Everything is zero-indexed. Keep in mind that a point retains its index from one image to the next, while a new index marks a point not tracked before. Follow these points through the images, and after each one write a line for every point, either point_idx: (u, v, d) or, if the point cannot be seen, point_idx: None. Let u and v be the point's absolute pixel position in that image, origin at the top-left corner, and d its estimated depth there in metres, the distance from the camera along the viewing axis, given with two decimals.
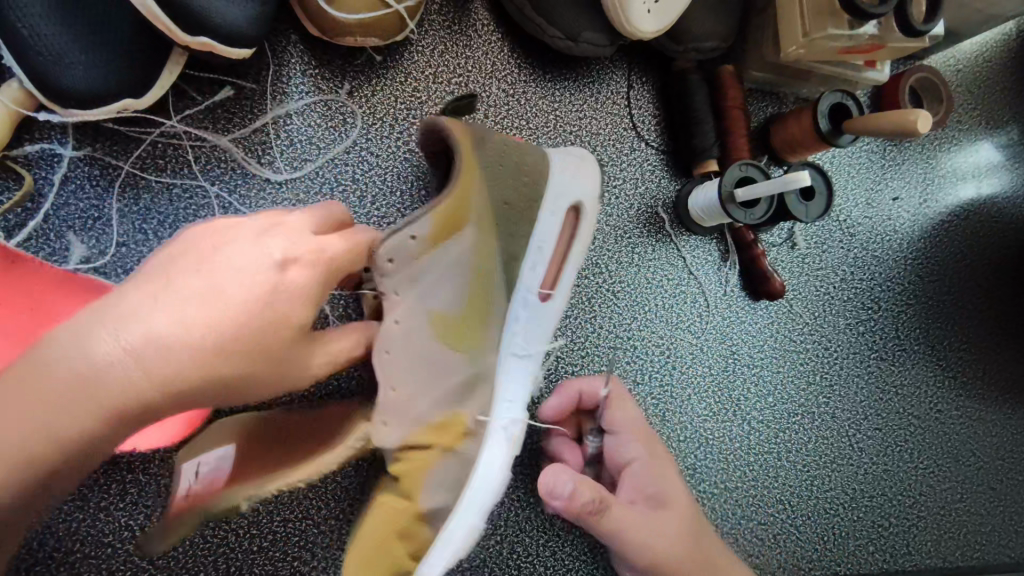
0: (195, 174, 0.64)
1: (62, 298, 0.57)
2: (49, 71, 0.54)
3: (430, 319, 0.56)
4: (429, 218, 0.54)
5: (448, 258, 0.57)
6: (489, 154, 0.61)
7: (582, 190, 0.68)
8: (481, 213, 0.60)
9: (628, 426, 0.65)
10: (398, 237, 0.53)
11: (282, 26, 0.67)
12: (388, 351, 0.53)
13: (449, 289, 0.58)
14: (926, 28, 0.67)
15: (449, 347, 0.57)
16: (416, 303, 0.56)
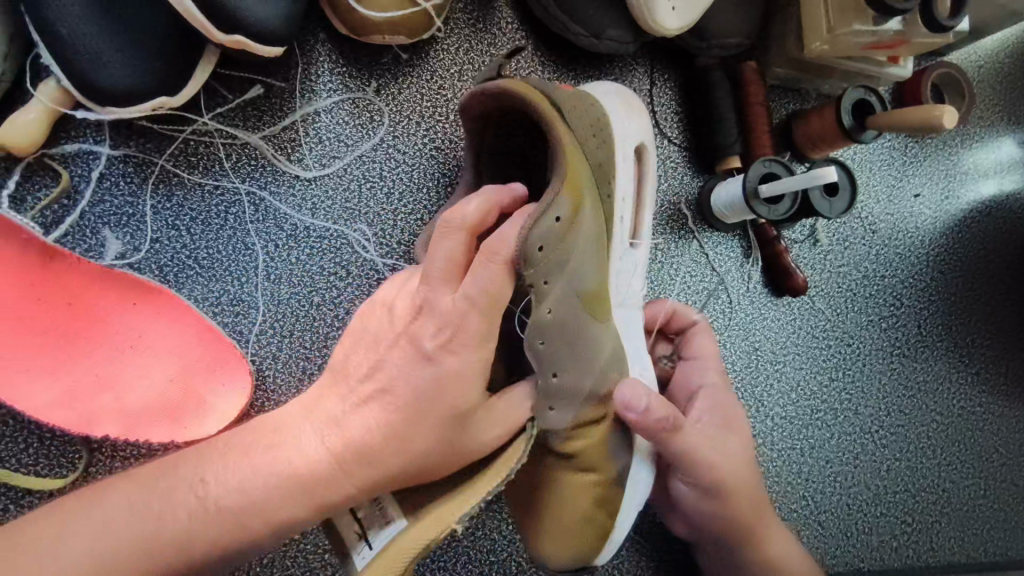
0: (226, 171, 0.65)
1: (99, 292, 0.60)
2: (89, 70, 0.55)
3: (580, 300, 0.55)
4: (564, 197, 0.51)
5: (581, 229, 0.55)
6: (569, 114, 0.57)
7: (637, 132, 0.68)
8: (588, 181, 0.57)
9: (713, 356, 0.69)
10: (540, 224, 0.49)
11: (310, 26, 0.68)
12: (541, 342, 0.52)
13: (587, 263, 0.56)
14: (952, 23, 0.67)
15: (593, 322, 0.56)
16: (560, 280, 0.53)
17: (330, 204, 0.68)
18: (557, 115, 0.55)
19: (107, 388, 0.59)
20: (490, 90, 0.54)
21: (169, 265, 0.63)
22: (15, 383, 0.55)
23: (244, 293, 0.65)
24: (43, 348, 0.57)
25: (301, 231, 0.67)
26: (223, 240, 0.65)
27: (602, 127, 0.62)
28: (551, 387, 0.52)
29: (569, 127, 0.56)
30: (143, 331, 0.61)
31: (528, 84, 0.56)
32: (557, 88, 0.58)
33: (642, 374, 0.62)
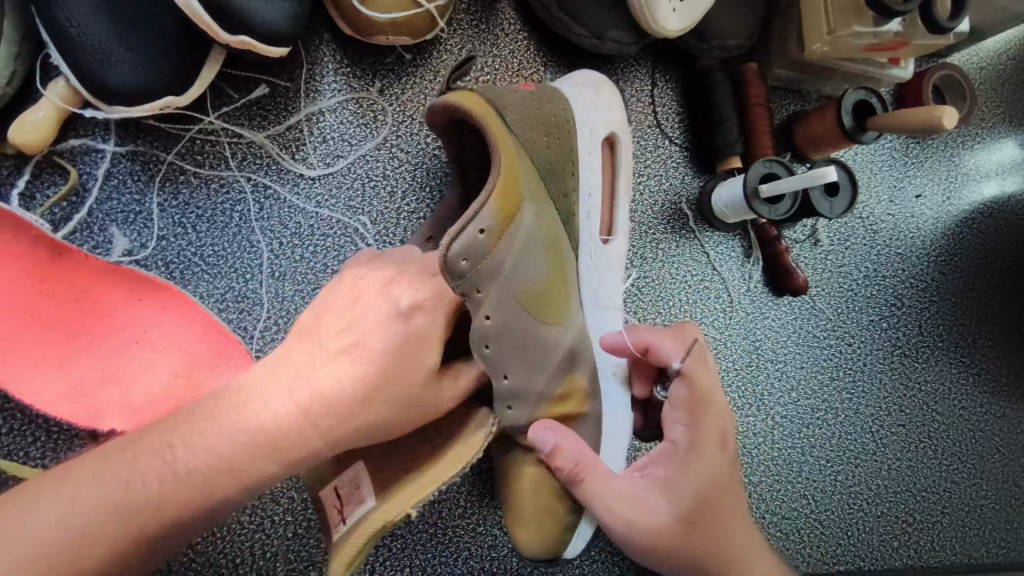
0: (232, 170, 0.66)
1: (106, 288, 0.61)
2: (97, 70, 0.56)
3: (523, 302, 0.56)
4: (494, 208, 0.51)
5: (521, 233, 0.55)
6: (511, 116, 0.57)
7: (608, 121, 0.70)
8: (533, 183, 0.57)
9: (686, 406, 0.61)
10: (464, 238, 0.49)
11: (315, 26, 0.69)
12: (489, 348, 0.53)
13: (529, 268, 0.56)
14: (952, 24, 0.67)
15: (541, 323, 0.58)
16: (499, 288, 0.53)
17: (334, 202, 0.68)
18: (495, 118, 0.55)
19: (114, 381, 0.60)
20: (437, 105, 0.55)
21: (175, 262, 0.64)
22: (23, 377, 0.56)
23: (249, 290, 0.65)
24: (51, 343, 0.58)
25: (305, 229, 0.67)
26: (228, 237, 0.65)
27: (557, 123, 0.63)
28: (503, 389, 0.55)
29: (510, 126, 0.56)
30: (148, 327, 0.62)
31: (471, 93, 0.56)
32: (501, 92, 0.58)
33: (610, 370, 0.66)
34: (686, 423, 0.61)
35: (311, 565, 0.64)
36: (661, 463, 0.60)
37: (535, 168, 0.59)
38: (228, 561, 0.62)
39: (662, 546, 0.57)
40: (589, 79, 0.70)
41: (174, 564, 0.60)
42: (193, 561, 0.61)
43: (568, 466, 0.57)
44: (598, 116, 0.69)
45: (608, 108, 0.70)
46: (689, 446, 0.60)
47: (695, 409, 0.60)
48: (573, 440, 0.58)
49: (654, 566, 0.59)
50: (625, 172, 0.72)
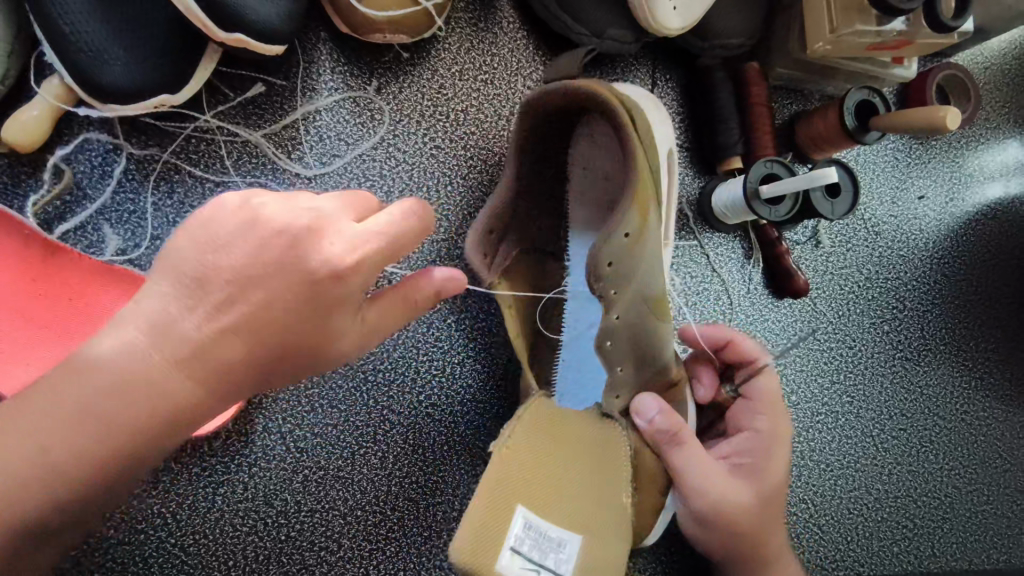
0: (227, 168, 0.66)
1: (100, 289, 0.60)
2: (91, 68, 0.56)
3: (650, 306, 0.61)
4: (635, 214, 0.56)
5: (651, 239, 0.59)
6: (640, 124, 0.60)
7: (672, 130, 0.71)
8: (654, 191, 0.61)
9: (763, 398, 0.65)
10: (611, 243, 0.55)
11: (312, 24, 0.69)
12: (610, 344, 0.59)
13: (655, 273, 0.60)
14: (955, 24, 0.66)
15: (662, 327, 0.61)
16: (630, 288, 0.58)
17: None
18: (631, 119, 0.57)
19: None
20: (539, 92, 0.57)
21: None
22: (16, 378, 0.56)
23: None
24: (44, 343, 0.58)
25: None
26: None
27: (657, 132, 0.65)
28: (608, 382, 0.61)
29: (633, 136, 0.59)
30: None
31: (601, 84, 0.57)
32: (625, 97, 0.61)
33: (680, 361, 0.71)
34: (767, 413, 0.64)
35: (304, 567, 0.63)
36: (744, 449, 0.63)
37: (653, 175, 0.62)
38: (221, 564, 0.61)
39: (738, 523, 0.60)
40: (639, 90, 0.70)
41: (165, 567, 0.60)
42: (185, 563, 0.60)
43: (671, 433, 0.59)
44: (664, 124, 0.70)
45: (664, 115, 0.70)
46: (771, 433, 0.64)
47: (771, 403, 0.65)
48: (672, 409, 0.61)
49: (720, 543, 0.62)
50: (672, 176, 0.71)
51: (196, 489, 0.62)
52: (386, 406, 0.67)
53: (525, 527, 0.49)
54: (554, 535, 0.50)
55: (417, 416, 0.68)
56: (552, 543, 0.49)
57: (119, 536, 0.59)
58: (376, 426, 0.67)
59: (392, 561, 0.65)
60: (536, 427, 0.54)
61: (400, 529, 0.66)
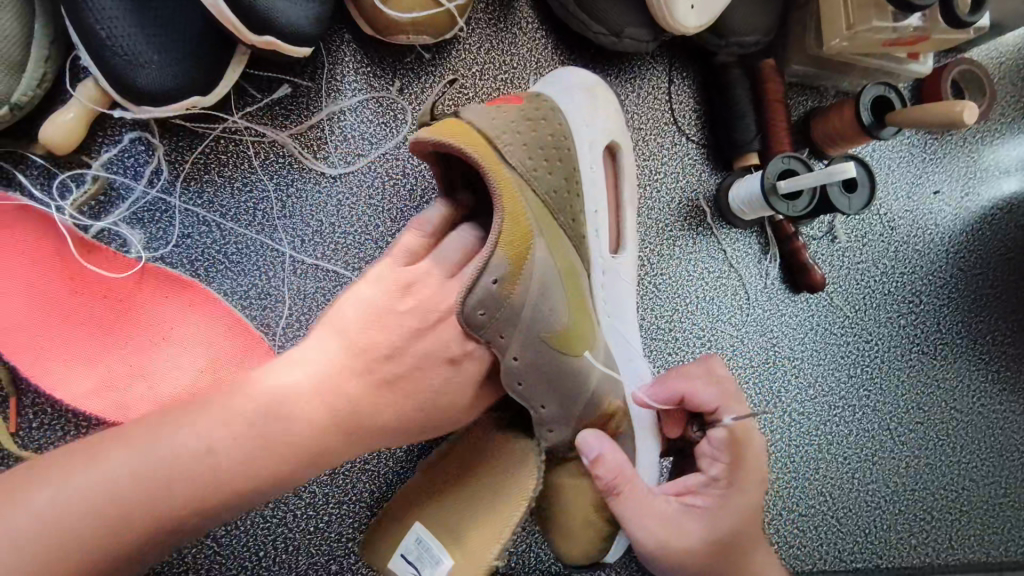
0: (255, 168, 0.67)
1: (134, 288, 0.63)
2: (126, 70, 0.57)
3: (549, 340, 0.57)
4: (502, 257, 0.52)
5: (535, 271, 0.55)
6: (511, 152, 0.56)
7: (608, 130, 0.68)
8: (539, 219, 0.56)
9: (725, 445, 0.63)
10: (476, 293, 0.51)
11: (336, 26, 0.70)
12: (521, 386, 0.56)
13: (550, 304, 0.57)
14: (973, 19, 0.67)
15: (568, 357, 0.59)
16: (518, 327, 0.55)
17: (355, 201, 0.69)
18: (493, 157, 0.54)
19: (141, 378, 0.62)
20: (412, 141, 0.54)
21: (200, 259, 0.65)
22: (54, 371, 0.59)
23: (271, 287, 0.67)
24: (85, 340, 0.61)
25: (326, 227, 0.68)
26: (251, 236, 0.67)
27: (556, 144, 0.61)
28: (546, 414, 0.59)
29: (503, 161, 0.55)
30: (173, 325, 0.64)
31: (462, 129, 0.54)
32: (495, 125, 0.56)
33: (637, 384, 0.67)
34: (725, 461, 0.63)
35: (333, 558, 0.65)
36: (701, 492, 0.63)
37: (541, 195, 0.58)
38: (253, 554, 0.63)
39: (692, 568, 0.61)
40: (577, 81, 0.68)
41: (200, 556, 0.62)
42: (218, 553, 0.62)
43: (612, 477, 0.59)
44: (596, 125, 0.67)
45: (597, 112, 0.67)
46: (729, 481, 0.63)
47: (734, 450, 0.63)
48: (619, 452, 0.60)
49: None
50: (630, 183, 0.71)
51: None
52: None
53: (415, 540, 0.57)
54: (434, 551, 0.56)
55: None
56: (430, 557, 0.56)
57: None
58: None
59: None
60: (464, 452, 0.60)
61: None
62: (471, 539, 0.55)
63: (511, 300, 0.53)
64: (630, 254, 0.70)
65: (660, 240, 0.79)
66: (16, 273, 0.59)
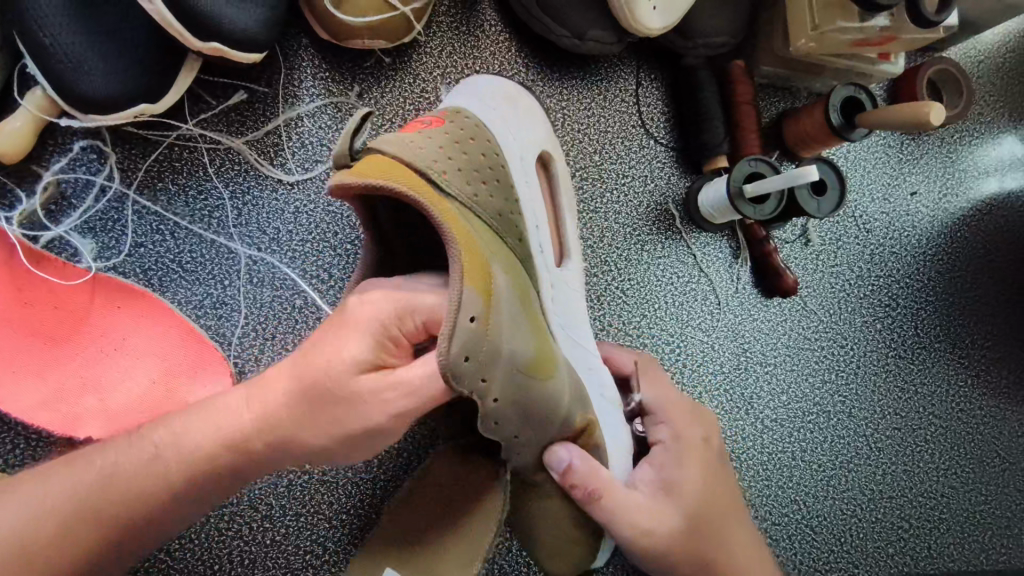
0: (210, 176, 0.66)
1: (84, 298, 0.62)
2: (70, 78, 0.56)
3: (529, 377, 0.52)
4: (471, 292, 0.46)
5: (501, 302, 0.50)
6: (446, 178, 0.53)
7: (536, 138, 0.67)
8: (488, 242, 0.53)
9: (664, 408, 0.67)
10: (457, 337, 0.44)
11: (293, 31, 0.69)
12: (499, 426, 0.51)
13: (520, 333, 0.51)
14: (939, 19, 0.66)
15: (547, 387, 0.54)
16: (500, 369, 0.49)
17: (313, 208, 0.68)
18: (429, 189, 0.50)
19: (92, 389, 0.61)
20: (341, 182, 0.48)
21: (153, 268, 0.64)
22: (2, 385, 0.58)
23: (227, 296, 0.66)
24: (35, 352, 0.59)
25: (284, 235, 0.67)
26: (206, 244, 0.66)
27: (487, 162, 0.58)
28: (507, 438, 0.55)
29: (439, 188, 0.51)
30: (126, 335, 0.63)
31: (397, 165, 0.50)
32: (425, 154, 0.53)
33: (602, 396, 0.65)
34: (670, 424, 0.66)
35: (290, 571, 0.64)
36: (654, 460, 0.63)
37: (484, 216, 0.55)
38: (208, 567, 0.62)
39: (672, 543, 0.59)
40: (495, 90, 0.66)
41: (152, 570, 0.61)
42: (171, 567, 0.61)
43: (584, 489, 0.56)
44: (521, 137, 0.65)
45: (523, 130, 0.65)
46: (678, 440, 0.65)
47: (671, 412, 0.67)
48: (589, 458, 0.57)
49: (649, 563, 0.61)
50: (564, 189, 0.70)
51: None
52: None
53: None
54: None
55: None
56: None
57: None
58: None
59: None
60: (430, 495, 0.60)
61: None
62: (440, 568, 0.56)
63: (492, 339, 0.47)
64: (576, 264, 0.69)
65: (627, 246, 0.77)
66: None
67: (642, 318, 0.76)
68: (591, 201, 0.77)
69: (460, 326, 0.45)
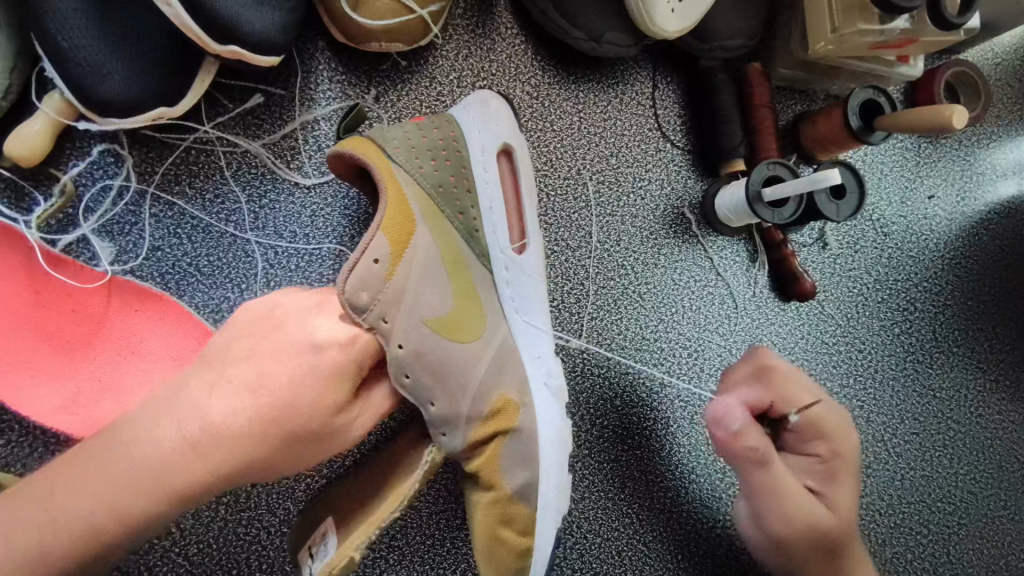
0: (227, 179, 0.66)
1: (102, 301, 0.61)
2: (89, 82, 0.56)
3: (432, 330, 0.55)
4: (382, 238, 0.52)
5: (417, 257, 0.55)
6: (398, 152, 0.58)
7: (500, 133, 0.65)
8: (424, 208, 0.58)
9: (806, 425, 0.64)
10: (359, 271, 0.50)
11: (310, 35, 0.69)
12: (408, 379, 0.53)
13: (431, 290, 0.56)
14: (960, 21, 0.65)
15: (458, 345, 0.57)
16: (403, 314, 0.53)
17: (329, 211, 0.68)
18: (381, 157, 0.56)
19: (109, 393, 0.60)
20: (334, 153, 0.56)
21: (171, 272, 0.64)
22: (21, 388, 0.57)
23: (244, 300, 0.65)
24: (51, 355, 0.59)
25: (300, 238, 0.67)
26: (224, 247, 0.66)
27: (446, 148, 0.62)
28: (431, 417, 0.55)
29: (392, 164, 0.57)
30: (144, 338, 0.62)
31: (360, 139, 0.57)
32: (388, 136, 0.58)
33: (545, 382, 0.63)
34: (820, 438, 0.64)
35: None
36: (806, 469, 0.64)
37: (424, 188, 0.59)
38: (225, 572, 0.62)
39: (844, 546, 0.62)
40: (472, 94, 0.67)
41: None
42: (189, 572, 0.61)
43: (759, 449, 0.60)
44: (489, 130, 0.65)
45: (498, 120, 0.65)
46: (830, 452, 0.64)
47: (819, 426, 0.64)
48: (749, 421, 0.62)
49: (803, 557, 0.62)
50: (528, 179, 0.67)
51: None
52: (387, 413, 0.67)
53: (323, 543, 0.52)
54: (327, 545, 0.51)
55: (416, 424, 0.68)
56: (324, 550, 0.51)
57: None
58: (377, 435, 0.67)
59: (396, 570, 0.65)
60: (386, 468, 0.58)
61: (404, 537, 0.66)
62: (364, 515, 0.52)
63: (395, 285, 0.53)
64: (537, 248, 0.66)
65: (644, 248, 0.77)
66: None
67: (659, 322, 0.76)
68: (608, 205, 0.76)
69: (360, 258, 0.51)
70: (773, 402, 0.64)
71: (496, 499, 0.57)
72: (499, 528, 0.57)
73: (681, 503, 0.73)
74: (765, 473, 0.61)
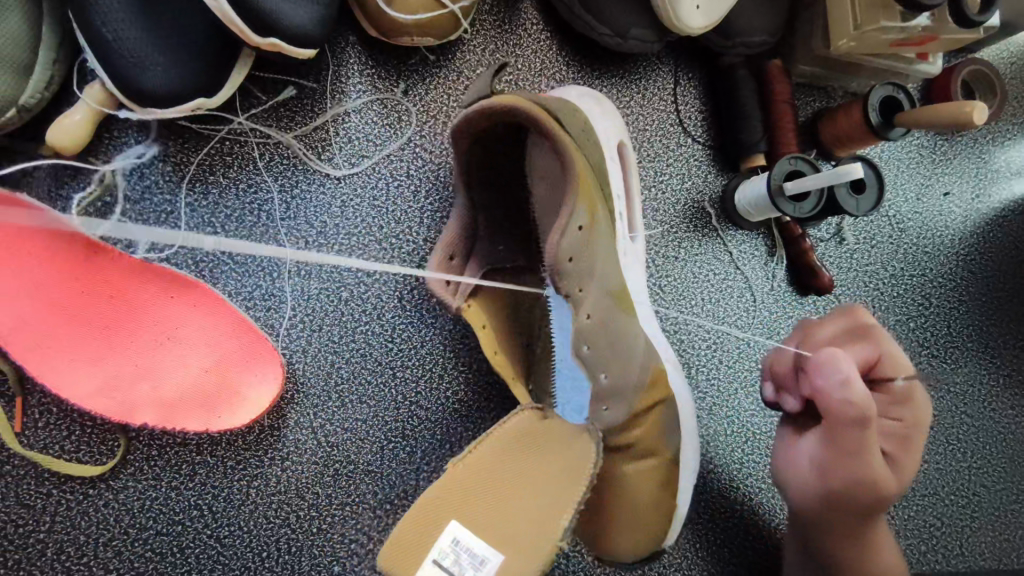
0: (260, 169, 0.67)
1: (139, 287, 0.62)
2: (131, 73, 0.58)
3: (610, 299, 0.62)
4: (582, 207, 0.58)
5: (601, 234, 0.62)
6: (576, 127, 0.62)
7: (619, 129, 0.71)
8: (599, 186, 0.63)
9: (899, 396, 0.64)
10: (568, 237, 0.58)
11: (341, 29, 0.70)
12: (587, 347, 0.60)
13: (608, 264, 0.62)
14: (982, 18, 0.66)
15: (625, 316, 0.63)
16: (592, 285, 0.61)
17: (359, 202, 0.69)
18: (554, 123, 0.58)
19: (146, 377, 0.62)
20: (476, 106, 0.55)
21: (205, 260, 0.66)
22: (60, 371, 0.59)
23: (277, 288, 0.67)
24: (89, 339, 0.61)
25: (330, 228, 0.68)
26: (255, 237, 0.67)
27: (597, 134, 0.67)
28: (602, 387, 0.60)
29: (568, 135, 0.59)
30: (181, 323, 0.63)
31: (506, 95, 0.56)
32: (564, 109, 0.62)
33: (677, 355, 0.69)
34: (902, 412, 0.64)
35: (336, 560, 0.64)
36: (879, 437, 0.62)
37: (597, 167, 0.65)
38: (255, 555, 0.63)
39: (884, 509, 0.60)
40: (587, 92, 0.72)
41: (202, 558, 0.62)
42: (220, 554, 0.63)
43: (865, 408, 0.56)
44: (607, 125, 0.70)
45: (610, 115, 0.71)
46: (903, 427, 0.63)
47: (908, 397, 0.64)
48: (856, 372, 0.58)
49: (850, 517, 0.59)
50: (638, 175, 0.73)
51: (232, 481, 0.64)
52: (414, 402, 0.68)
53: (454, 540, 0.48)
54: (479, 551, 0.48)
55: (442, 411, 0.69)
56: (472, 558, 0.48)
57: (157, 527, 0.62)
58: (404, 422, 0.68)
59: None
60: (511, 444, 0.54)
61: None
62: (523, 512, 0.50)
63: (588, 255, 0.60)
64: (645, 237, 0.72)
65: (665, 242, 0.78)
66: (12, 264, 0.58)
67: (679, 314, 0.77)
68: None
69: (563, 229, 0.58)
70: (878, 360, 0.65)
71: (659, 463, 0.61)
72: (657, 493, 0.61)
73: (700, 492, 0.74)
74: (861, 432, 0.57)
